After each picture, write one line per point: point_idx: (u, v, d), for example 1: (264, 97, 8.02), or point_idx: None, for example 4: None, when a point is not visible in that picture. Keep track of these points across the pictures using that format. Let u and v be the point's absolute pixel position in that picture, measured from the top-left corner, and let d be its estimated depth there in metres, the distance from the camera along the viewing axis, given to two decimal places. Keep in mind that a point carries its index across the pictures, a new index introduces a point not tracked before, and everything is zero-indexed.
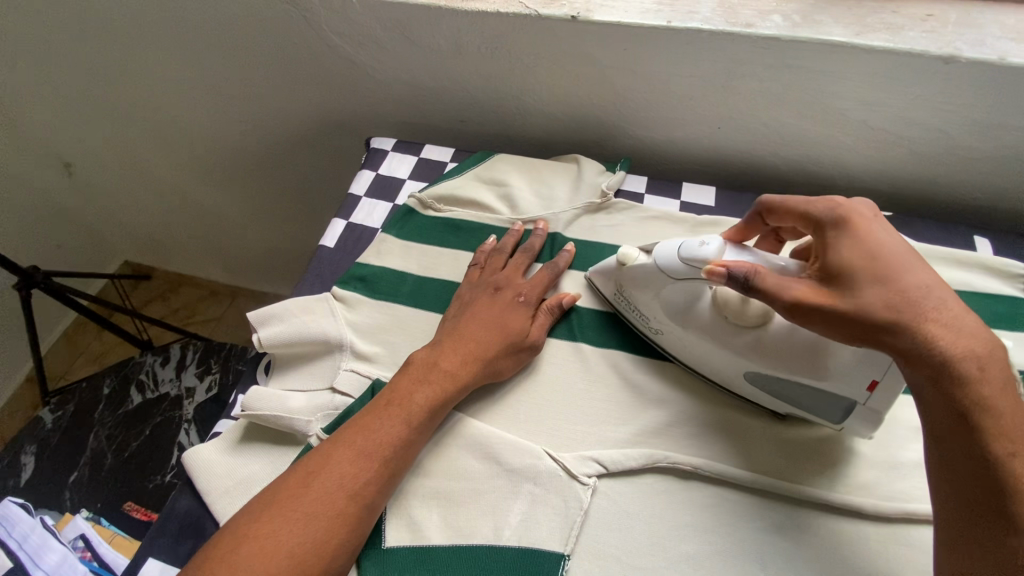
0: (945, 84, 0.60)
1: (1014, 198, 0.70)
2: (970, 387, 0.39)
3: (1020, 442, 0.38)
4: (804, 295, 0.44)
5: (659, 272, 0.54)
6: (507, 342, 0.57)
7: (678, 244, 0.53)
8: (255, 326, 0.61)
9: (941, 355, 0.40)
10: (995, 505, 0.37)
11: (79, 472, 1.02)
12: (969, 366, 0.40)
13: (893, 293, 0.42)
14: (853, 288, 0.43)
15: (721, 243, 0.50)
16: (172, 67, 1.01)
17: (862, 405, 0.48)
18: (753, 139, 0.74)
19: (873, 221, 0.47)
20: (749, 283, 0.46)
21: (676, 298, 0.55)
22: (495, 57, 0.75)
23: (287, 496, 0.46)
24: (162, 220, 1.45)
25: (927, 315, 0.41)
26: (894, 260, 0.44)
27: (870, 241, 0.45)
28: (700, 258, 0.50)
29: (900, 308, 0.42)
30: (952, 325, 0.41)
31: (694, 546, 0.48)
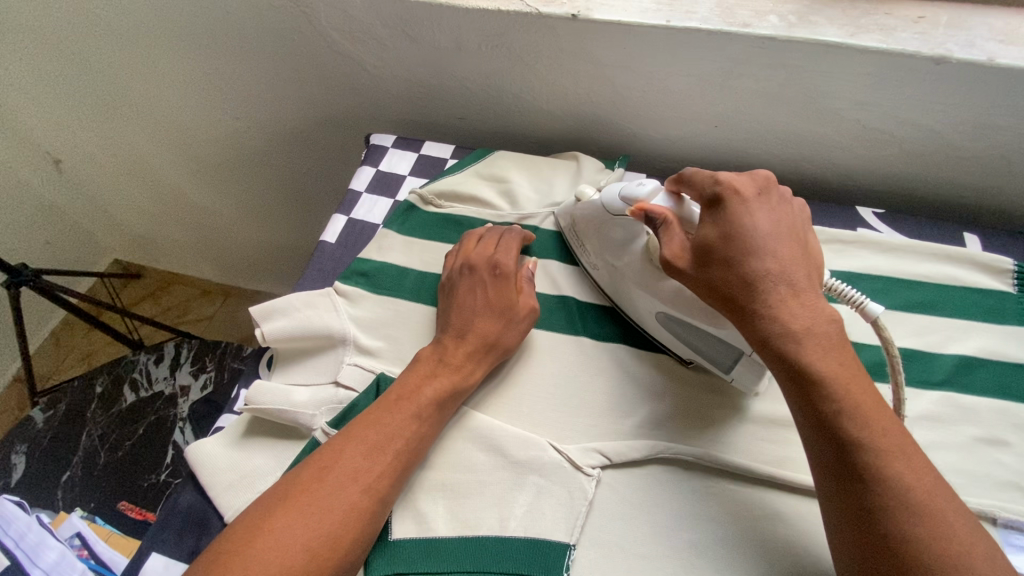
0: (936, 84, 0.62)
1: (1004, 197, 0.72)
2: (793, 357, 0.44)
3: (845, 399, 0.43)
4: (675, 253, 0.51)
5: (602, 210, 0.61)
6: (496, 309, 0.58)
7: (623, 186, 0.59)
8: (258, 320, 0.61)
9: (772, 327, 0.46)
10: (839, 460, 0.42)
11: (72, 472, 1.00)
12: (792, 338, 0.45)
13: (733, 272, 0.48)
14: (696, 273, 0.50)
15: (656, 187, 0.56)
16: (168, 62, 1.00)
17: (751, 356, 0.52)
18: (750, 138, 0.75)
19: (743, 201, 0.50)
20: (658, 228, 0.53)
21: (618, 236, 0.60)
22: (495, 55, 0.76)
23: (301, 491, 0.45)
24: (155, 217, 1.43)
25: (761, 290, 0.46)
26: (741, 241, 0.48)
27: (733, 222, 0.49)
28: (634, 196, 0.57)
29: (736, 287, 0.47)
30: (786, 298, 0.46)
31: (698, 535, 0.49)
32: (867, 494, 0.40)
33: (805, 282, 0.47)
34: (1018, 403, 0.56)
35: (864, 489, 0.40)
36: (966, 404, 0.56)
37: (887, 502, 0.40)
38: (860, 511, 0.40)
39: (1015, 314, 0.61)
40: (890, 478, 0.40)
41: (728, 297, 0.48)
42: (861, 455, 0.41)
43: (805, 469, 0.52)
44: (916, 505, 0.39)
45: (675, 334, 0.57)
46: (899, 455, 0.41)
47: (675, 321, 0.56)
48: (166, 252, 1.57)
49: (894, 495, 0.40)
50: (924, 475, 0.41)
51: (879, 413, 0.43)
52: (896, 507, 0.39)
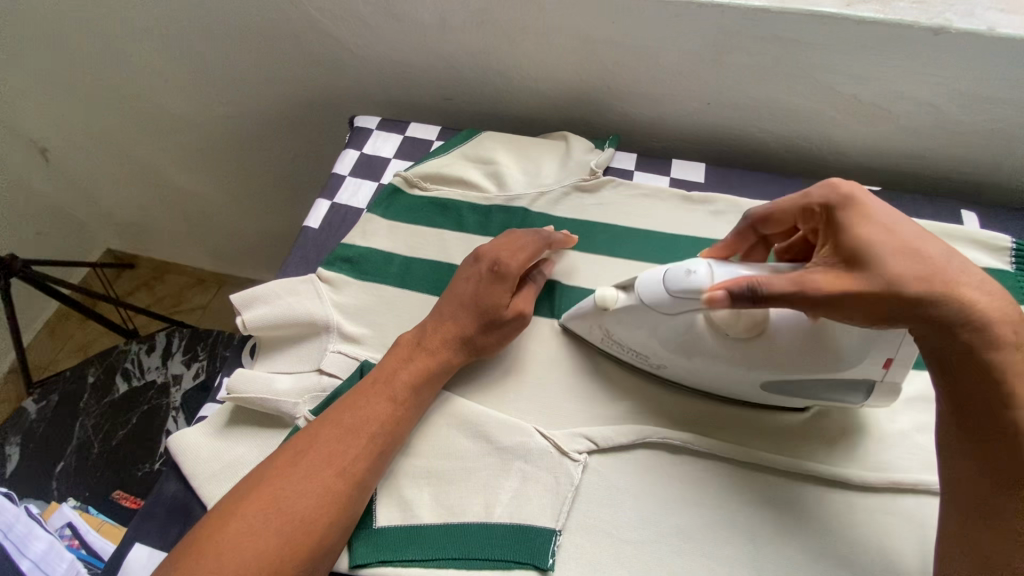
0: (933, 56, 0.60)
1: (1005, 172, 0.70)
2: (1002, 359, 0.39)
3: None
4: (831, 284, 0.41)
5: (651, 311, 0.50)
6: (483, 315, 0.55)
7: (665, 272, 0.49)
8: (238, 308, 0.60)
9: (980, 324, 0.40)
10: (1020, 474, 0.38)
11: (66, 463, 1.00)
12: (1002, 334, 0.40)
13: (922, 270, 0.41)
14: (883, 286, 0.40)
15: (706, 265, 0.47)
16: (149, 45, 0.97)
17: (880, 382, 0.49)
18: (743, 115, 0.73)
19: (884, 195, 0.46)
20: (756, 292, 0.42)
21: (671, 334, 0.51)
22: (481, 32, 0.74)
23: (274, 475, 0.45)
24: (145, 205, 1.41)
25: (959, 287, 0.40)
26: (916, 234, 0.43)
27: (895, 215, 0.44)
28: (693, 288, 0.46)
29: (937, 285, 0.40)
30: (982, 290, 0.41)
31: (686, 519, 0.48)
32: None
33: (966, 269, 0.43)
34: None
35: None
36: None
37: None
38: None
39: (1012, 293, 0.60)
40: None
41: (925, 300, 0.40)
42: None
43: (797, 453, 0.51)
44: None
45: (791, 394, 0.50)
46: None
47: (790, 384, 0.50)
48: (156, 240, 1.55)
49: None
50: None
51: None
52: None
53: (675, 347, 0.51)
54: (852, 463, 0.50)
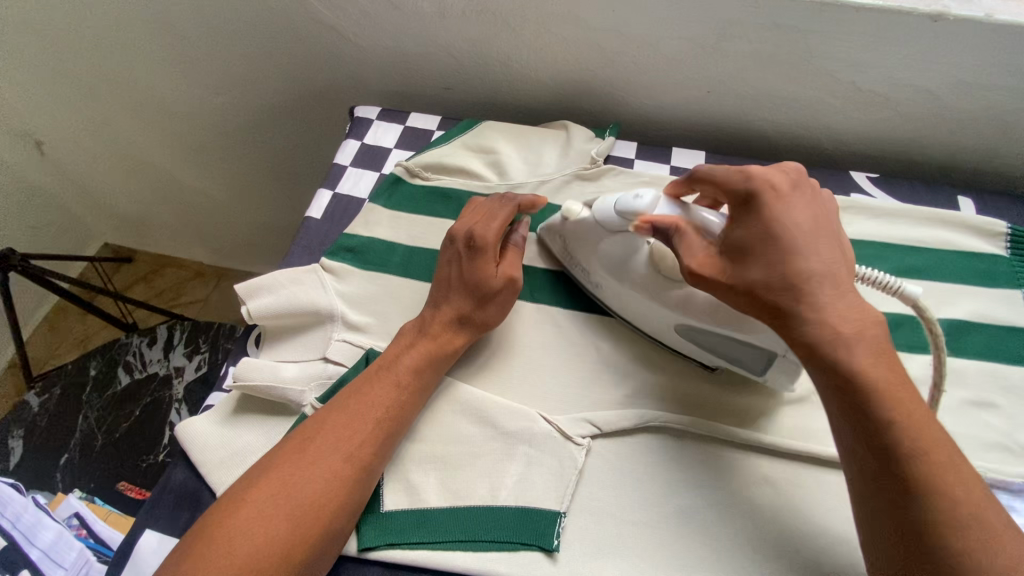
0: (931, 43, 0.61)
1: (1001, 158, 0.71)
2: (843, 366, 0.41)
3: (901, 409, 0.40)
4: (700, 261, 0.48)
5: (596, 225, 0.57)
6: (470, 292, 0.55)
7: (618, 197, 0.55)
8: (243, 297, 0.60)
9: (814, 333, 0.42)
10: (884, 475, 0.40)
11: (70, 455, 1.00)
12: (835, 344, 0.42)
13: (774, 278, 0.44)
14: (734, 281, 0.46)
15: (656, 195, 0.53)
16: (145, 36, 0.97)
17: (782, 358, 0.49)
18: (743, 103, 0.73)
19: (779, 197, 0.46)
20: (670, 237, 0.50)
21: (614, 253, 0.56)
22: (480, 21, 0.73)
23: (283, 461, 0.46)
24: (143, 199, 1.41)
25: (807, 294, 0.43)
26: (780, 243, 0.44)
27: (775, 221, 0.45)
28: (632, 210, 0.53)
29: (780, 293, 0.44)
30: (827, 306, 0.43)
31: (688, 501, 0.49)
32: (915, 509, 0.38)
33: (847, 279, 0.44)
34: (1007, 365, 0.56)
35: (915, 502, 0.39)
36: (957, 367, 0.56)
37: (942, 514, 0.38)
38: (905, 520, 0.39)
39: (1008, 277, 0.61)
40: (939, 494, 0.38)
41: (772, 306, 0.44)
42: (906, 468, 0.39)
43: (795, 436, 0.52)
44: (965, 518, 0.38)
45: (700, 342, 0.53)
46: (948, 467, 0.39)
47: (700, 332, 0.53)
48: (154, 234, 1.55)
49: (942, 509, 0.38)
50: (967, 484, 0.39)
51: (925, 423, 0.40)
52: (946, 518, 0.38)
53: (610, 268, 0.57)
54: None
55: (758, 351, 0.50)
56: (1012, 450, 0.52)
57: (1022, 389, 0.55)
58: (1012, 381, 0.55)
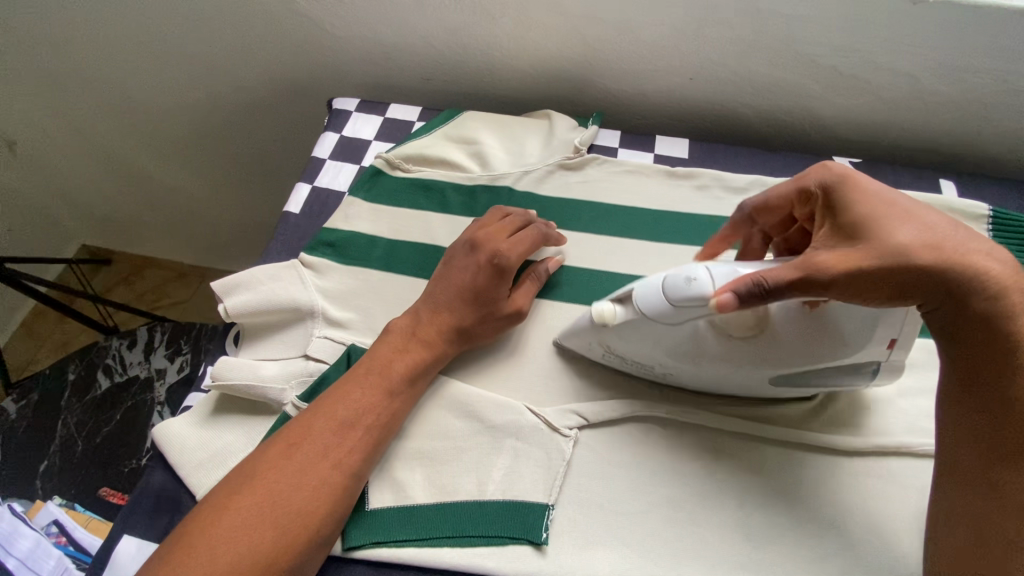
0: (910, 26, 0.60)
1: (981, 141, 0.71)
2: (1012, 325, 0.39)
3: None
4: (837, 260, 0.40)
5: (648, 321, 0.47)
6: (479, 308, 0.54)
7: (665, 279, 0.46)
8: (220, 295, 0.58)
9: (981, 289, 0.39)
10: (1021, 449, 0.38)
11: (49, 462, 0.97)
12: (1004, 295, 0.39)
13: (922, 242, 0.40)
14: (888, 255, 0.39)
15: (705, 271, 0.44)
16: (114, 31, 0.94)
17: (887, 362, 0.48)
18: (725, 90, 0.73)
19: (860, 172, 0.44)
20: (763, 292, 0.40)
21: (672, 342, 0.48)
22: (459, 9, 0.72)
23: (266, 468, 0.44)
24: (119, 198, 1.37)
25: (962, 256, 0.39)
26: (900, 206, 0.41)
27: (878, 191, 0.43)
28: (691, 297, 0.44)
29: (937, 253, 0.39)
30: (981, 255, 0.40)
31: (676, 489, 0.49)
32: None
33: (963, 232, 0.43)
34: None
35: None
36: None
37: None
38: (1022, 503, 0.37)
39: None
40: None
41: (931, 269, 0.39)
42: None
43: (781, 421, 0.52)
44: None
45: (798, 382, 0.49)
46: None
47: (794, 374, 0.49)
48: (132, 234, 1.51)
49: None
50: None
51: None
52: None
53: (678, 355, 0.49)
54: (836, 428, 0.52)
55: (858, 368, 0.49)
56: None
57: None
58: None
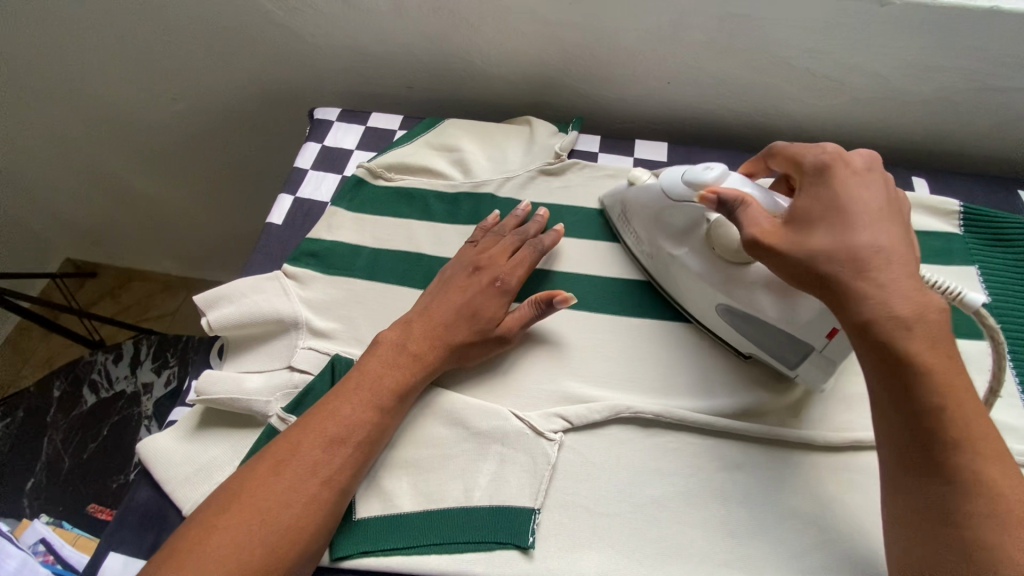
0: (880, 28, 0.62)
1: (952, 138, 0.73)
2: (896, 345, 0.40)
3: (950, 396, 0.39)
4: (761, 232, 0.46)
5: (662, 193, 0.57)
6: (472, 329, 0.55)
7: (685, 169, 0.55)
8: (203, 309, 0.58)
9: (869, 308, 0.41)
10: (924, 458, 0.39)
11: (36, 479, 0.97)
12: (897, 320, 0.40)
13: (836, 247, 0.43)
14: (792, 248, 0.44)
15: (724, 172, 0.52)
16: (92, 43, 0.93)
17: (818, 354, 0.50)
18: (702, 93, 0.74)
19: (850, 173, 0.47)
20: (734, 210, 0.48)
21: (677, 221, 0.56)
22: (438, 17, 0.73)
23: (255, 485, 0.44)
24: (102, 211, 1.36)
25: (866, 270, 0.42)
26: (845, 214, 0.44)
27: (840, 195, 0.45)
28: (699, 182, 0.52)
29: (838, 265, 0.42)
30: (892, 283, 0.41)
31: (660, 489, 0.50)
32: (956, 497, 0.38)
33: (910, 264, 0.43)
34: (965, 340, 0.58)
35: (949, 491, 0.38)
36: None
37: (978, 504, 0.37)
38: (940, 505, 0.38)
39: (961, 254, 0.63)
40: (977, 484, 0.38)
41: (822, 275, 0.43)
42: (952, 456, 0.38)
43: (761, 419, 0.53)
44: (1007, 513, 0.37)
45: (733, 324, 0.54)
46: (994, 462, 0.38)
47: (736, 312, 0.53)
48: (117, 247, 1.50)
49: (987, 500, 0.37)
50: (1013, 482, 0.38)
51: (971, 412, 0.39)
52: (984, 509, 0.37)
53: (672, 236, 0.57)
54: (815, 424, 0.53)
55: (799, 345, 0.50)
56: None
57: (977, 361, 0.56)
58: (968, 355, 0.57)
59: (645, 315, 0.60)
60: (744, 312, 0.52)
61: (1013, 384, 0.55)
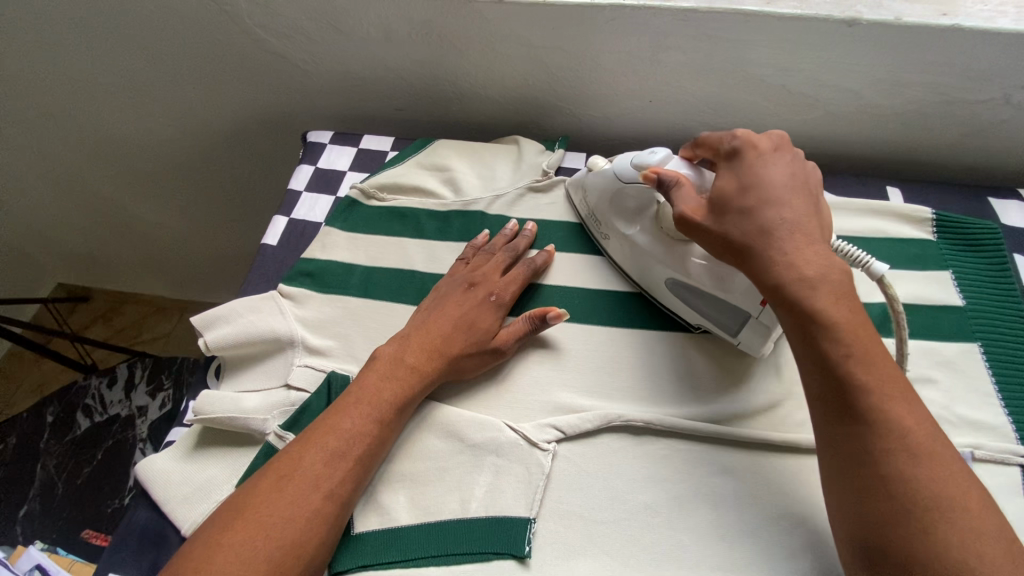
0: (849, 46, 0.65)
1: (923, 149, 0.76)
2: (804, 303, 0.43)
3: (854, 345, 0.42)
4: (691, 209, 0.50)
5: (615, 179, 0.61)
6: (471, 339, 0.56)
7: (633, 155, 0.60)
8: (200, 331, 0.59)
9: (779, 272, 0.45)
10: (841, 404, 0.42)
11: (30, 506, 0.96)
12: (803, 280, 0.44)
13: (750, 222, 0.47)
14: (714, 225, 0.49)
15: (667, 155, 0.57)
16: (88, 71, 0.95)
17: (756, 319, 0.54)
18: (682, 110, 0.77)
19: (761, 155, 0.50)
20: (671, 188, 0.52)
21: (631, 203, 0.60)
22: (426, 42, 0.75)
23: (258, 502, 0.45)
24: (96, 235, 1.37)
25: (778, 239, 0.46)
26: (756, 191, 0.48)
27: (750, 174, 0.49)
28: (646, 164, 0.57)
29: (751, 236, 0.47)
30: (796, 249, 0.45)
31: (652, 496, 0.51)
32: (874, 437, 0.40)
33: (819, 234, 0.47)
34: (942, 342, 0.60)
35: (866, 431, 0.40)
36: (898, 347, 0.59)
37: (889, 441, 0.40)
38: (862, 446, 0.40)
39: (936, 260, 0.65)
40: (890, 422, 0.40)
41: (740, 247, 0.47)
42: (864, 399, 0.41)
43: (749, 424, 0.54)
44: (914, 446, 0.40)
45: (681, 298, 0.58)
46: (901, 402, 0.41)
47: (683, 285, 0.57)
48: (110, 270, 1.50)
49: (897, 436, 0.40)
50: (921, 421, 0.41)
51: (880, 360, 0.42)
52: (896, 447, 0.39)
53: (627, 217, 0.61)
54: (801, 426, 0.54)
55: (737, 311, 0.55)
56: (952, 422, 0.55)
57: (955, 362, 0.58)
58: (946, 356, 0.59)
59: (633, 325, 0.62)
60: (689, 285, 0.56)
61: (988, 383, 0.57)
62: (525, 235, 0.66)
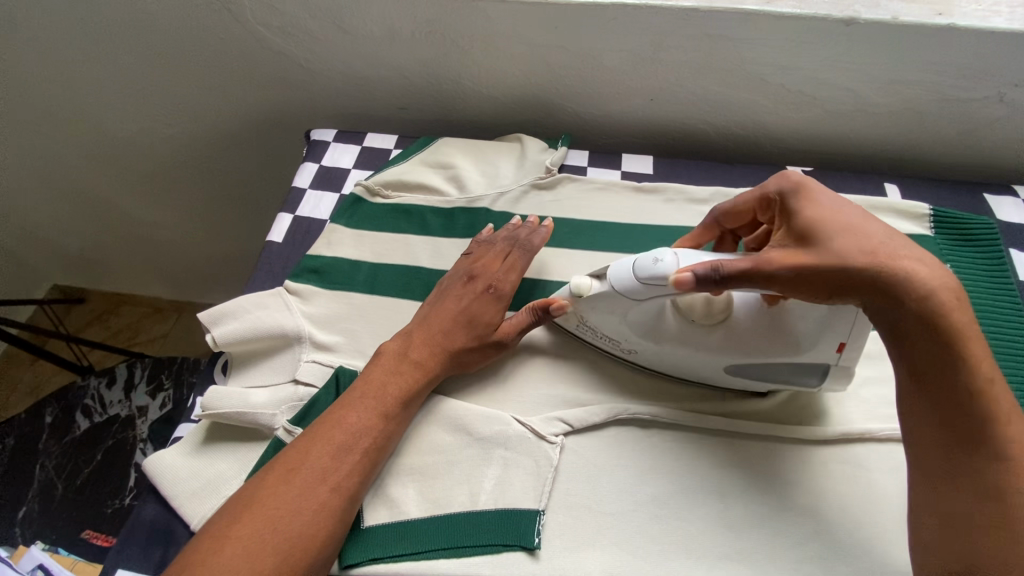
0: (848, 45, 0.66)
1: (919, 147, 0.77)
2: (951, 331, 0.40)
3: (988, 371, 0.41)
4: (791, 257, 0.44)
5: (618, 297, 0.52)
6: (472, 333, 0.57)
7: (633, 260, 0.51)
8: (207, 327, 0.59)
9: (920, 300, 0.41)
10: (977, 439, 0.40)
11: (28, 507, 0.95)
12: (943, 305, 0.41)
13: (869, 246, 0.43)
14: (836, 259, 0.42)
15: (672, 253, 0.49)
16: (90, 70, 0.95)
17: (835, 367, 0.51)
18: (683, 109, 0.78)
19: (821, 180, 0.48)
20: (720, 281, 0.45)
21: (642, 319, 0.53)
22: (431, 42, 0.76)
23: (266, 495, 0.45)
24: (93, 235, 1.36)
25: (903, 261, 0.42)
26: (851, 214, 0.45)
27: (830, 197, 0.46)
28: (657, 275, 0.49)
29: (879, 262, 0.42)
30: (923, 270, 0.42)
31: (659, 488, 0.51)
32: (1010, 474, 0.39)
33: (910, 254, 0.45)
34: None
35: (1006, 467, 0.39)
36: None
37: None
38: (996, 483, 0.39)
39: (933, 254, 0.66)
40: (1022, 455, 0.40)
41: (871, 277, 0.42)
42: (1001, 432, 0.40)
43: (754, 417, 0.55)
44: None
45: (748, 377, 0.53)
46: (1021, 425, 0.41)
47: (750, 365, 0.52)
48: (107, 271, 1.49)
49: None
50: None
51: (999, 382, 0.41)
52: None
53: (644, 333, 0.54)
54: (805, 419, 0.55)
55: (810, 368, 0.51)
56: None
57: None
58: None
59: None
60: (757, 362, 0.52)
61: None
62: (524, 224, 0.66)
